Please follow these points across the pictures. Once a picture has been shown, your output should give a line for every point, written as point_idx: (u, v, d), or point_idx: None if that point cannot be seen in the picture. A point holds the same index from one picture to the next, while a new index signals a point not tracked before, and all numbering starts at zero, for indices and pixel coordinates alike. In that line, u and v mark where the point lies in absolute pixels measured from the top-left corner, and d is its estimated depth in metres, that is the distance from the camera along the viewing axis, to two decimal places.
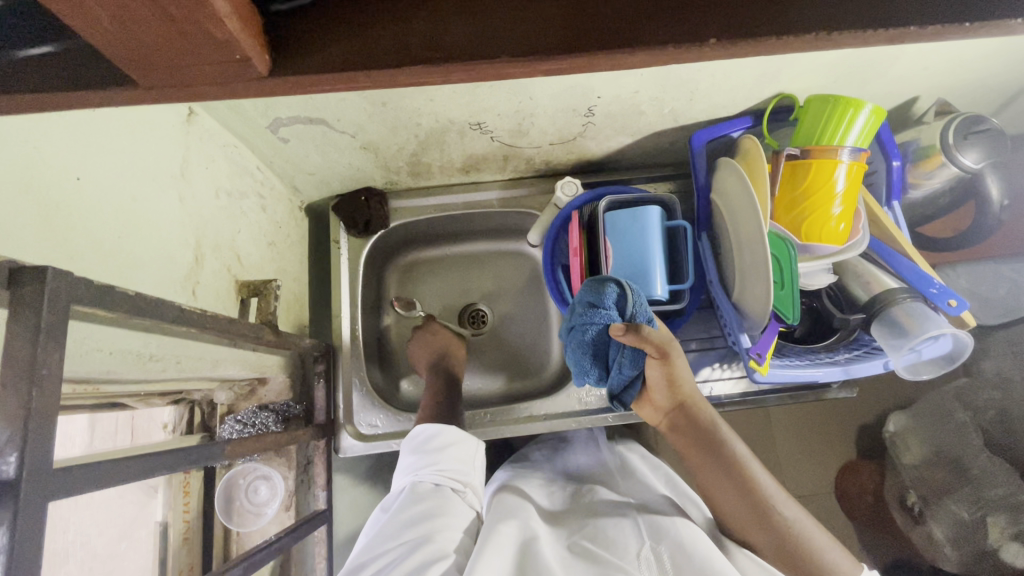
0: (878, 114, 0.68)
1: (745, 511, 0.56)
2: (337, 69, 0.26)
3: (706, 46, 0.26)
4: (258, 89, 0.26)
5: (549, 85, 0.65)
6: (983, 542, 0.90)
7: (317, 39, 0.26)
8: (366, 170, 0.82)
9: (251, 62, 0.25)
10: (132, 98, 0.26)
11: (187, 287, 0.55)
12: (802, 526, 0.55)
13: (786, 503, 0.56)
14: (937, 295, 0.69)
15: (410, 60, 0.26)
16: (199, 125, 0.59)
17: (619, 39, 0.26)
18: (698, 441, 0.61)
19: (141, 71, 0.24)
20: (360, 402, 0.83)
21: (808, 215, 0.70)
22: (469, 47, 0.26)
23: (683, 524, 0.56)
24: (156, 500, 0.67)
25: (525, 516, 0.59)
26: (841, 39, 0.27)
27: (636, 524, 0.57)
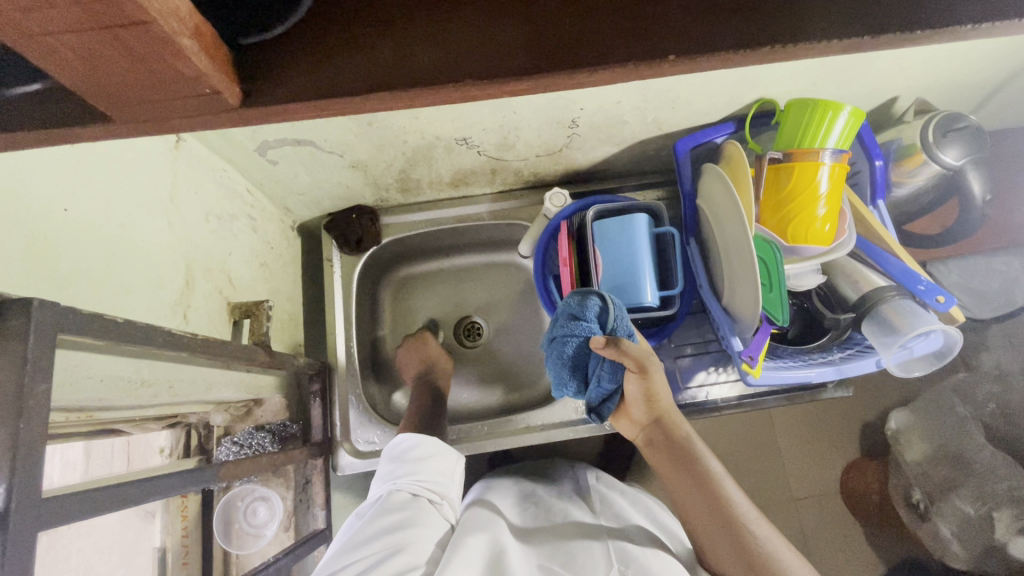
0: (857, 116, 0.68)
1: (715, 525, 0.55)
2: (310, 96, 0.27)
3: (667, 62, 0.27)
4: (234, 119, 0.27)
5: (532, 99, 0.66)
6: (990, 536, 0.89)
7: (289, 68, 0.27)
8: (356, 188, 0.83)
9: (223, 95, 0.25)
10: (114, 133, 0.27)
11: (178, 311, 0.55)
12: (773, 546, 0.53)
13: (757, 521, 0.54)
14: (925, 292, 0.69)
15: (382, 84, 0.27)
16: (187, 151, 0.60)
17: (583, 57, 0.27)
18: (671, 453, 0.61)
19: (119, 108, 0.25)
20: (357, 419, 0.83)
21: (793, 218, 0.70)
22: (439, 71, 0.27)
23: (652, 553, 0.57)
24: (154, 525, 0.66)
25: (496, 531, 0.59)
26: (798, 50, 0.28)
27: (605, 548, 0.57)
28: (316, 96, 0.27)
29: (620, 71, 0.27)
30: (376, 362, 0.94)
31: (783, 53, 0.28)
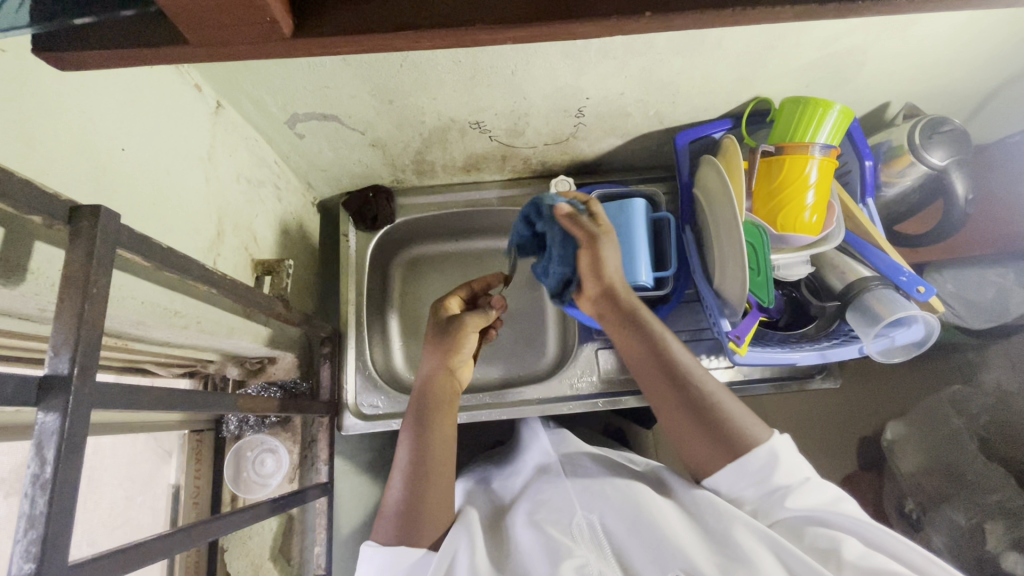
0: (846, 114, 0.73)
1: (671, 391, 0.65)
2: (348, 30, 0.31)
3: (645, 18, 0.31)
4: (282, 51, 0.32)
5: (541, 86, 0.72)
6: (981, 548, 0.89)
7: (329, 7, 0.32)
8: (375, 167, 0.89)
9: (279, 24, 0.30)
10: (186, 54, 0.32)
11: (209, 256, 0.60)
12: (728, 405, 0.63)
13: (713, 386, 0.65)
14: (907, 282, 0.73)
15: (403, 25, 0.31)
16: (224, 117, 0.66)
17: (578, 9, 0.31)
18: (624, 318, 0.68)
19: (195, 28, 0.30)
20: (363, 384, 0.87)
21: (783, 208, 0.75)
22: (455, 14, 0.31)
23: (610, 488, 0.66)
24: (169, 465, 0.72)
25: (471, 515, 0.66)
26: (759, 13, 0.32)
27: (569, 497, 0.66)
28: (351, 32, 0.31)
29: (601, 22, 0.31)
30: (384, 336, 0.99)
31: (750, 20, 0.33)
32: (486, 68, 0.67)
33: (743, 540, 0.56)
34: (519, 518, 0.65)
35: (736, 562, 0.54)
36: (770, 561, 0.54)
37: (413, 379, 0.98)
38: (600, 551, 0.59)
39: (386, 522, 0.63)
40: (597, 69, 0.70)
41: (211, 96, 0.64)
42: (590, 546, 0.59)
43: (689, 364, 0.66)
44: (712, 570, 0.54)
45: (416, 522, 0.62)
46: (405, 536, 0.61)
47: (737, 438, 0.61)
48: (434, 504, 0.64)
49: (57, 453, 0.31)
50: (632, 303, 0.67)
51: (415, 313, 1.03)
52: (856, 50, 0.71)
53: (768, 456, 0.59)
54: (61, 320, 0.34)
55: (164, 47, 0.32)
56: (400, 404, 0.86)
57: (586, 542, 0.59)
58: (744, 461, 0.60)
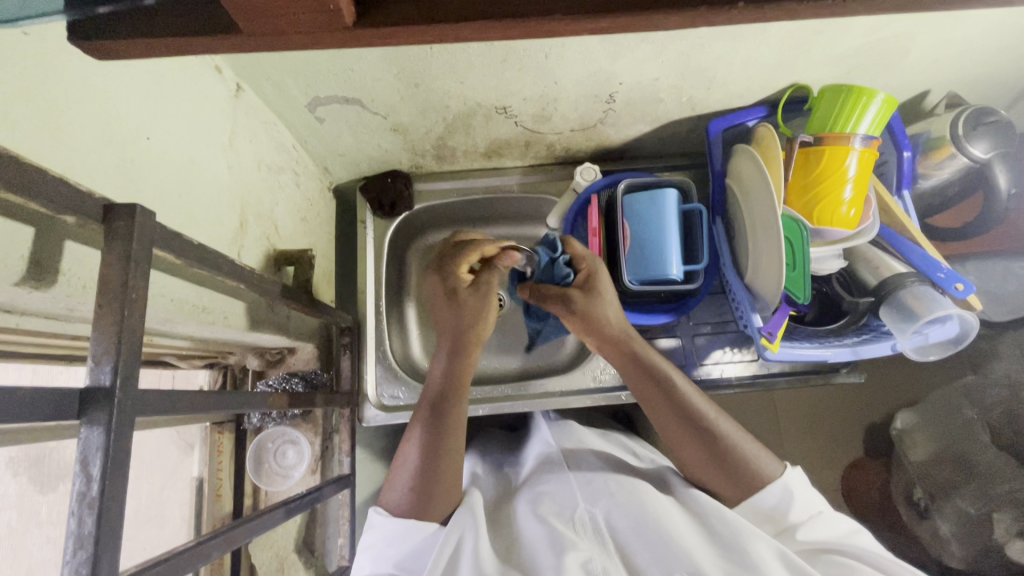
0: (890, 103, 0.71)
1: (679, 419, 0.65)
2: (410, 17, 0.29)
3: (736, 8, 0.29)
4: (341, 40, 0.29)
5: (575, 70, 0.69)
6: (989, 537, 0.92)
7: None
8: (394, 152, 0.86)
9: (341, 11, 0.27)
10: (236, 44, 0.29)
11: (233, 248, 0.58)
12: (737, 438, 0.63)
13: (720, 419, 0.65)
14: (944, 280, 0.71)
15: (475, 15, 0.29)
16: (245, 100, 0.63)
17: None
18: (641, 372, 0.68)
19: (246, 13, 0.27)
20: (383, 375, 0.85)
21: (820, 201, 0.73)
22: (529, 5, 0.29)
23: (617, 485, 0.63)
24: (191, 457, 0.71)
25: (474, 501, 0.64)
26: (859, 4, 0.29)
27: (574, 489, 0.63)
28: (416, 24, 0.28)
29: (686, 13, 0.29)
30: (402, 325, 0.98)
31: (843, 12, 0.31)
32: (520, 51, 0.64)
33: (754, 549, 0.53)
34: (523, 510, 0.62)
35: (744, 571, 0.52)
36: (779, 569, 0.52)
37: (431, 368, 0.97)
38: (605, 545, 0.56)
39: (396, 494, 0.63)
40: (635, 53, 0.66)
41: (231, 79, 0.60)
42: (595, 541, 0.56)
43: (696, 397, 0.66)
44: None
45: (426, 502, 0.62)
46: (419, 511, 0.61)
47: (752, 476, 0.61)
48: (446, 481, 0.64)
49: (103, 470, 0.30)
50: (640, 347, 0.68)
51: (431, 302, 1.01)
52: (905, 36, 0.68)
53: (783, 492, 0.60)
54: (100, 326, 0.32)
55: (212, 38, 0.29)
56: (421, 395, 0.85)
57: (591, 538, 0.57)
58: (761, 498, 0.60)
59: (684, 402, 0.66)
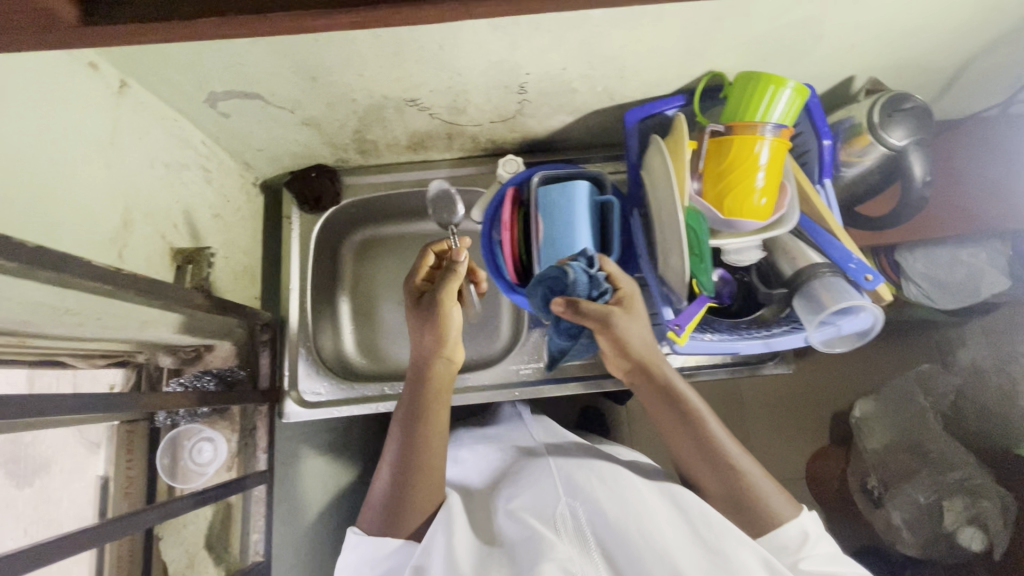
0: (801, 95, 0.69)
1: (696, 451, 0.65)
2: None
3: None
4: None
5: (475, 61, 0.67)
6: (941, 531, 1.04)
7: None
8: (314, 146, 0.85)
9: None
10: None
11: (113, 249, 0.58)
12: (752, 476, 0.63)
13: (740, 456, 0.64)
14: (856, 270, 0.71)
15: None
16: (132, 97, 0.62)
17: None
18: (663, 400, 0.67)
19: None
20: (306, 369, 0.87)
21: (730, 191, 0.71)
22: None
23: (597, 478, 0.65)
24: (98, 457, 0.71)
25: (455, 502, 0.66)
26: None
27: (555, 485, 0.65)
28: None
29: None
30: (335, 319, 0.97)
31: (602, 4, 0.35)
32: (411, 44, 0.62)
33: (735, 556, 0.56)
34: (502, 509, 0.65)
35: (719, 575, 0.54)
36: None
37: (365, 364, 0.97)
38: (586, 545, 0.58)
39: (372, 511, 0.65)
40: (533, 43, 0.65)
41: (113, 75, 0.59)
42: (574, 540, 0.58)
43: (715, 430, 0.65)
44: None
45: (397, 513, 0.63)
46: (390, 528, 0.63)
47: (767, 517, 0.62)
48: (423, 495, 0.65)
49: None
50: (669, 377, 0.66)
51: (366, 297, 1.00)
52: (812, 21, 0.66)
53: (798, 532, 0.61)
54: None
55: None
56: (343, 391, 0.86)
57: (570, 537, 0.58)
58: (776, 536, 0.61)
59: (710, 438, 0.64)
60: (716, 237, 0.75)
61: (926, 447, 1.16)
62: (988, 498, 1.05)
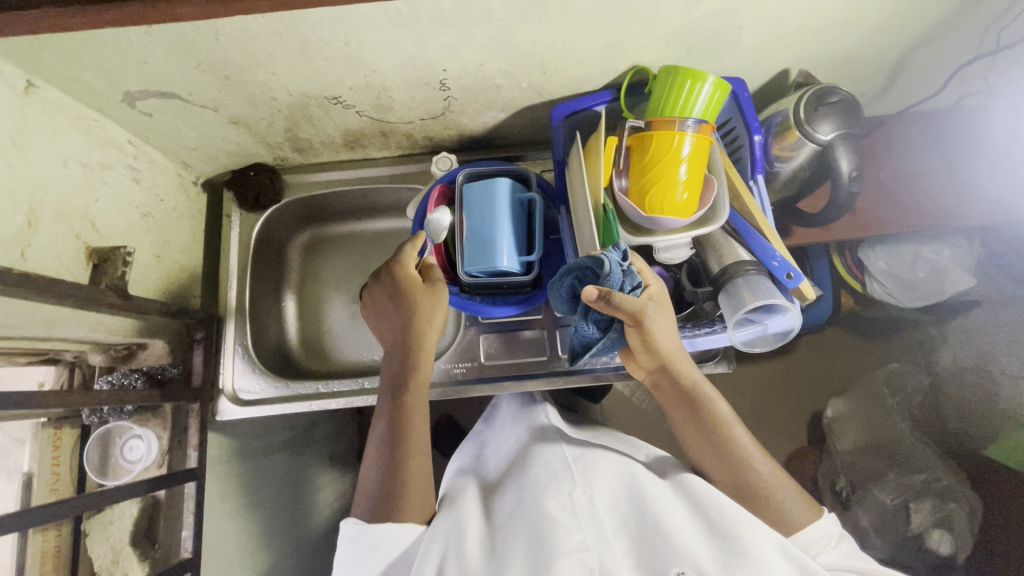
0: (721, 87, 0.68)
1: (718, 455, 0.65)
2: None
3: None
4: None
5: (388, 58, 0.67)
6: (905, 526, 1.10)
7: None
8: (248, 145, 0.85)
9: None
10: None
11: (13, 248, 0.58)
12: (773, 477, 0.64)
13: (761, 459, 0.65)
14: (776, 268, 0.69)
15: None
16: (39, 97, 0.63)
17: None
18: (681, 401, 0.67)
19: None
20: (241, 367, 0.87)
21: (651, 188, 0.70)
22: None
23: (613, 471, 0.64)
24: (22, 451, 0.70)
25: (464, 504, 0.65)
26: None
27: (571, 474, 0.64)
28: None
29: None
30: (279, 318, 0.97)
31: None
32: (316, 41, 0.62)
33: (751, 538, 0.54)
34: (511, 500, 0.63)
35: (735, 559, 0.53)
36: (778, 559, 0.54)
37: (311, 362, 0.98)
38: (601, 530, 0.57)
39: (366, 502, 0.65)
40: (442, 39, 0.64)
41: (17, 76, 0.60)
42: (592, 527, 0.57)
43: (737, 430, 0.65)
44: (714, 564, 0.53)
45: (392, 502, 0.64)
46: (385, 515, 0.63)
47: (787, 518, 0.62)
48: (418, 482, 0.66)
49: None
50: (698, 383, 0.66)
51: (313, 296, 1.01)
52: (728, 13, 0.65)
53: (818, 532, 0.62)
54: None
55: None
56: (278, 390, 0.86)
57: (588, 522, 0.58)
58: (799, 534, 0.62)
59: (722, 438, 0.65)
60: (641, 234, 0.74)
61: (897, 446, 1.17)
62: (956, 501, 1.10)
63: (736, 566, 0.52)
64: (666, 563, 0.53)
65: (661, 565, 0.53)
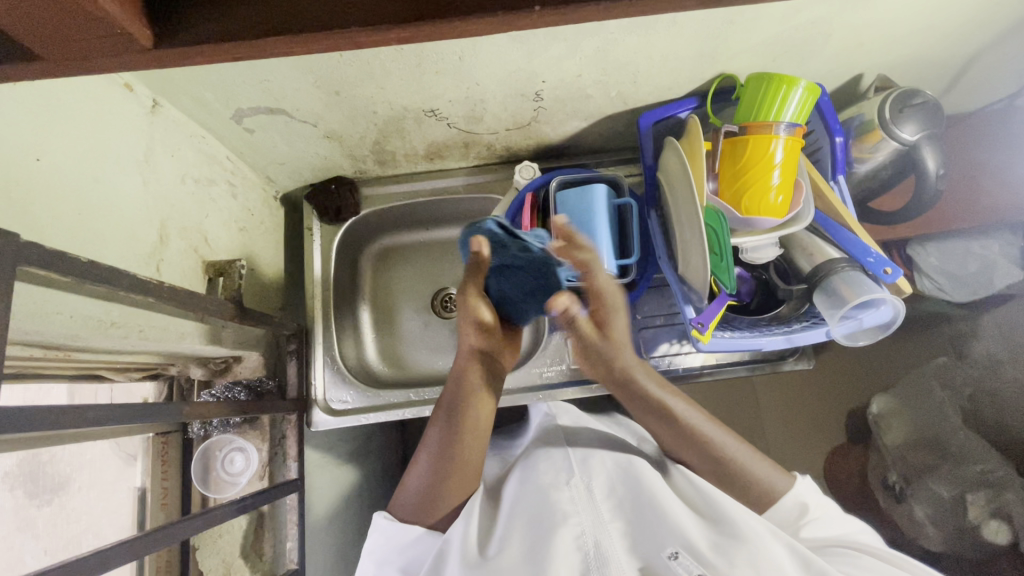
0: (813, 91, 0.70)
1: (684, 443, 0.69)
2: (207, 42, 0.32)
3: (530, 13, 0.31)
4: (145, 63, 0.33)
5: (493, 71, 0.69)
6: (964, 518, 1.11)
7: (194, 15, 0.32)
8: (334, 159, 0.87)
9: (132, 36, 0.31)
10: (30, 71, 0.33)
11: (151, 263, 0.59)
12: (743, 457, 0.68)
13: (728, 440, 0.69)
14: (874, 264, 0.71)
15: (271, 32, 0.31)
16: (163, 116, 0.64)
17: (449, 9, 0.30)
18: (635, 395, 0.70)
19: (37, 39, 0.31)
20: (332, 378, 0.88)
21: (747, 191, 0.73)
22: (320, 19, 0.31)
23: (611, 459, 0.69)
24: (135, 468, 0.73)
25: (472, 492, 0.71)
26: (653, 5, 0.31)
27: (571, 462, 0.69)
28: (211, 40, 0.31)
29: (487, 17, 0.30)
30: (356, 328, 0.98)
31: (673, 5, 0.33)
32: (431, 55, 0.64)
33: (744, 522, 0.58)
34: (514, 488, 0.69)
35: (727, 543, 0.57)
36: (771, 543, 0.57)
37: (389, 371, 0.98)
38: (599, 515, 0.62)
39: (407, 495, 0.69)
40: (549, 52, 0.67)
41: (146, 95, 0.62)
42: (589, 513, 0.62)
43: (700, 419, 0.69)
44: (707, 546, 0.57)
45: (432, 501, 0.67)
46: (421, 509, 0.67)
47: (765, 493, 0.66)
48: (459, 477, 0.68)
49: None
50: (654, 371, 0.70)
51: (387, 306, 1.02)
52: (821, 21, 0.68)
53: (795, 504, 0.66)
54: None
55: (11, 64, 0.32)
56: (369, 398, 0.87)
57: (585, 507, 0.63)
58: (775, 509, 0.66)
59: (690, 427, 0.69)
60: (733, 236, 0.76)
61: (949, 443, 1.16)
62: (1011, 491, 1.08)
63: (729, 548, 0.56)
64: (660, 544, 0.58)
65: (657, 546, 0.58)
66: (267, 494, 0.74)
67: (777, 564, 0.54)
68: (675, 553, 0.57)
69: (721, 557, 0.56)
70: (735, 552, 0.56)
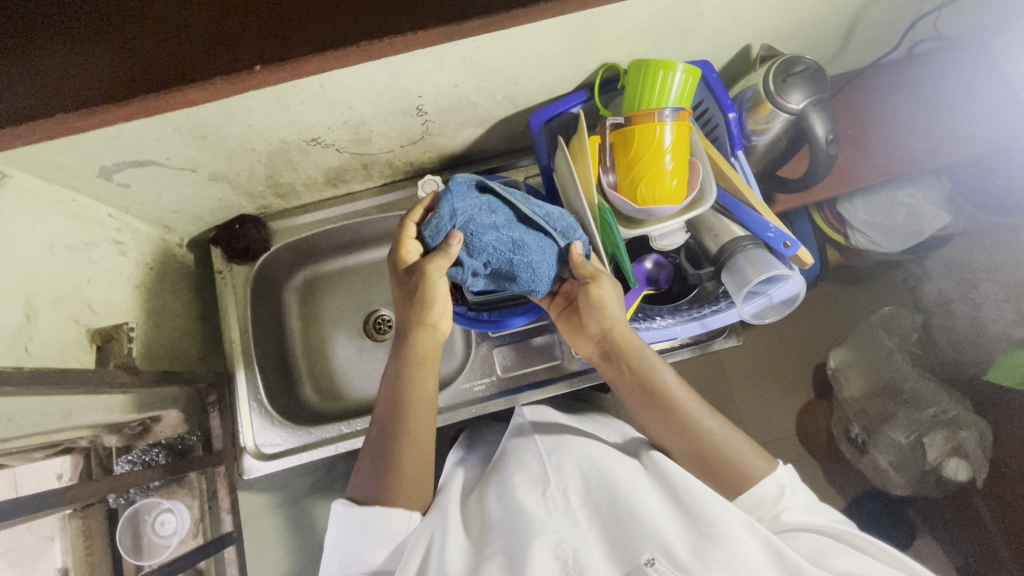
0: (692, 73, 0.69)
1: (660, 415, 0.65)
2: None
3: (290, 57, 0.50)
4: None
5: (362, 94, 0.67)
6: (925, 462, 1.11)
7: None
8: (230, 199, 0.84)
9: None
10: None
11: (17, 344, 0.57)
12: (725, 437, 0.63)
13: (710, 417, 0.64)
14: (773, 239, 0.71)
15: None
16: (14, 186, 0.61)
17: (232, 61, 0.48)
18: (625, 367, 0.68)
19: None
20: (260, 422, 0.86)
21: (642, 179, 0.71)
22: None
23: (585, 457, 0.63)
24: (54, 548, 0.67)
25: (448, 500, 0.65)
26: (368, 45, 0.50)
27: (545, 468, 0.63)
28: None
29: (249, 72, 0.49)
30: (287, 364, 0.96)
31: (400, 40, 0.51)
32: (290, 89, 0.62)
33: (723, 520, 0.52)
34: (490, 501, 0.62)
35: (707, 545, 0.51)
36: (755, 547, 0.51)
37: (326, 403, 0.96)
38: (576, 522, 0.56)
39: (362, 482, 0.64)
40: (415, 68, 0.64)
41: None
42: (565, 520, 0.56)
43: (680, 391, 0.65)
44: (685, 548, 0.51)
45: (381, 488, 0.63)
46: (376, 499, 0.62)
47: (740, 475, 0.61)
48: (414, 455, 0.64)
49: None
50: (640, 343, 0.67)
51: (317, 337, 1.00)
52: (688, 4, 0.66)
53: (775, 488, 0.60)
54: None
55: None
56: (300, 437, 0.86)
57: (562, 515, 0.56)
58: (755, 495, 0.60)
59: (669, 400, 0.65)
60: (637, 226, 0.75)
61: (902, 387, 1.15)
62: (967, 428, 1.07)
63: (705, 550, 0.50)
64: (635, 548, 0.52)
65: (631, 551, 0.52)
66: (198, 551, 0.73)
67: (754, 565, 0.49)
68: (651, 560, 0.51)
69: (698, 560, 0.50)
70: (712, 555, 0.50)
